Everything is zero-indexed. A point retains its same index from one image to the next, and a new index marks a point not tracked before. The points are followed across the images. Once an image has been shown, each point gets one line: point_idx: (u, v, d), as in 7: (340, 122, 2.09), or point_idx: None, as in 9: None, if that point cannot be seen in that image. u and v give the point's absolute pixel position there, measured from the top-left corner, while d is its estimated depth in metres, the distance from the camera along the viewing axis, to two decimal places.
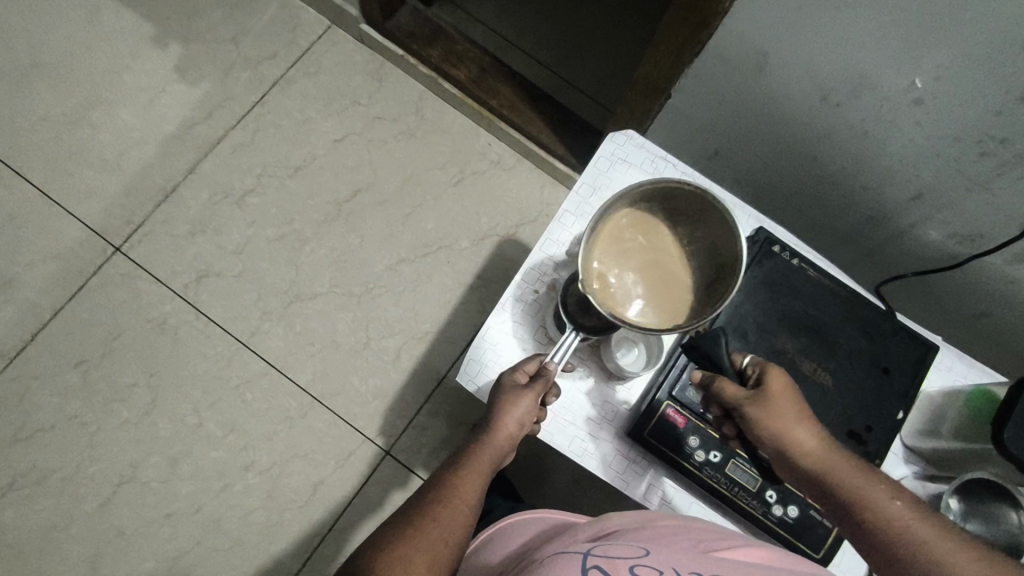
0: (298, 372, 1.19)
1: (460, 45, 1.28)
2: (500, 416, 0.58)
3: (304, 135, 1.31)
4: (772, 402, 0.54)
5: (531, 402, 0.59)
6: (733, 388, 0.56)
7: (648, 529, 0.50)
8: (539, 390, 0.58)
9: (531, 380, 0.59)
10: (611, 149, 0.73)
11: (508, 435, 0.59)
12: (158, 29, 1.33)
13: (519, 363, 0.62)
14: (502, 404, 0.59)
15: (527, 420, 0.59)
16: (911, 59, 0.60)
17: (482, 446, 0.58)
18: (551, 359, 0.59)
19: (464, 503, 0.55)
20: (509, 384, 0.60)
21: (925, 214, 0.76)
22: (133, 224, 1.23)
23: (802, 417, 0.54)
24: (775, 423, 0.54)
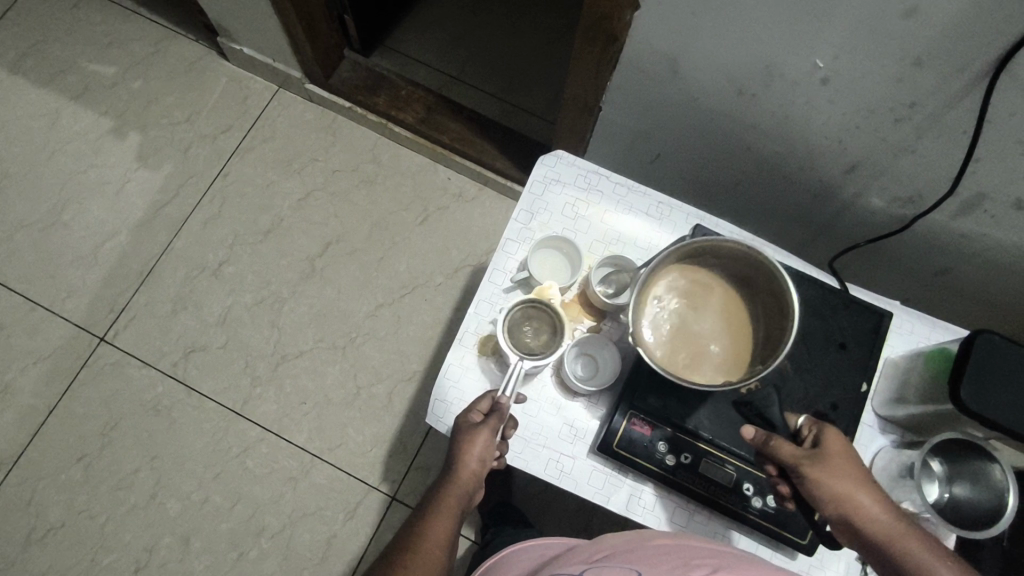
0: (295, 431, 1.21)
1: (403, 88, 1.31)
2: (460, 458, 0.60)
3: (269, 199, 1.34)
4: (828, 456, 0.54)
5: (490, 437, 0.60)
6: (790, 447, 0.56)
7: (641, 544, 0.49)
8: (495, 427, 0.60)
9: (485, 418, 0.61)
10: (543, 171, 0.74)
11: (470, 473, 0.60)
12: (115, 121, 1.38)
13: (473, 403, 0.63)
14: (461, 446, 0.60)
15: (488, 455, 0.61)
16: (807, 42, 0.62)
17: (448, 490, 0.60)
18: (501, 395, 0.60)
19: (433, 550, 0.57)
20: (465, 424, 0.61)
21: (863, 186, 0.77)
22: (115, 312, 1.26)
23: (862, 480, 0.53)
24: (831, 483, 0.53)
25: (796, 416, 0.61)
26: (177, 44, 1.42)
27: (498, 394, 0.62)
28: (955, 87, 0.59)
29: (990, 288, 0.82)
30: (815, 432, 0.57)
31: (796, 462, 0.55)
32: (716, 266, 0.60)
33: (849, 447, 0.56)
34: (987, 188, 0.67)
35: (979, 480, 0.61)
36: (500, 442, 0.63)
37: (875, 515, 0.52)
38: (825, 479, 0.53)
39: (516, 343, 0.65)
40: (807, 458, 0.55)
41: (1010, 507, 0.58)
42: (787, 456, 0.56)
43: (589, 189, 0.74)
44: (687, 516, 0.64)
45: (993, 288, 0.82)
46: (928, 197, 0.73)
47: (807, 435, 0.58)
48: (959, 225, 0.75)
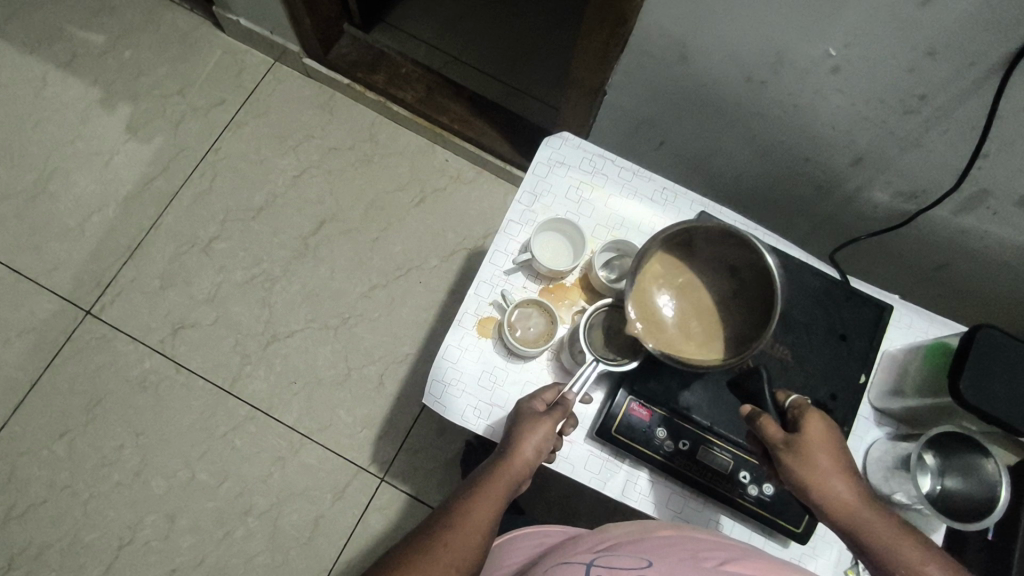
0: (285, 411, 1.19)
1: (403, 67, 1.29)
2: (517, 443, 0.57)
3: (262, 175, 1.32)
4: (808, 443, 0.53)
5: (548, 429, 0.58)
6: (772, 430, 0.54)
7: (644, 535, 0.50)
8: (555, 417, 0.58)
9: (548, 409, 0.59)
10: (548, 153, 0.73)
11: (525, 461, 0.57)
12: (105, 91, 1.34)
13: (538, 391, 0.62)
14: (520, 432, 0.58)
15: (544, 449, 0.58)
16: (819, 30, 0.61)
17: (501, 469, 0.57)
18: (570, 390, 0.60)
19: (477, 527, 0.54)
20: (528, 411, 0.60)
21: (867, 178, 0.77)
22: (102, 286, 1.23)
23: (839, 470, 0.52)
24: (808, 473, 0.53)
25: (786, 395, 0.59)
26: (170, 13, 1.39)
27: (565, 389, 0.61)
28: (966, 81, 0.58)
29: (987, 284, 0.83)
30: (797, 412, 0.55)
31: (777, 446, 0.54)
32: (704, 249, 0.59)
33: (831, 431, 0.54)
34: (991, 184, 0.67)
35: (971, 473, 0.61)
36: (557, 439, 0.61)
37: (849, 504, 0.52)
38: (802, 469, 0.53)
39: (521, 338, 0.66)
40: (787, 444, 0.54)
41: (1002, 501, 0.58)
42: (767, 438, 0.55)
43: (594, 172, 0.73)
44: (683, 502, 0.64)
45: (990, 284, 0.82)
46: (932, 191, 0.73)
47: (789, 412, 0.56)
48: (961, 221, 0.75)
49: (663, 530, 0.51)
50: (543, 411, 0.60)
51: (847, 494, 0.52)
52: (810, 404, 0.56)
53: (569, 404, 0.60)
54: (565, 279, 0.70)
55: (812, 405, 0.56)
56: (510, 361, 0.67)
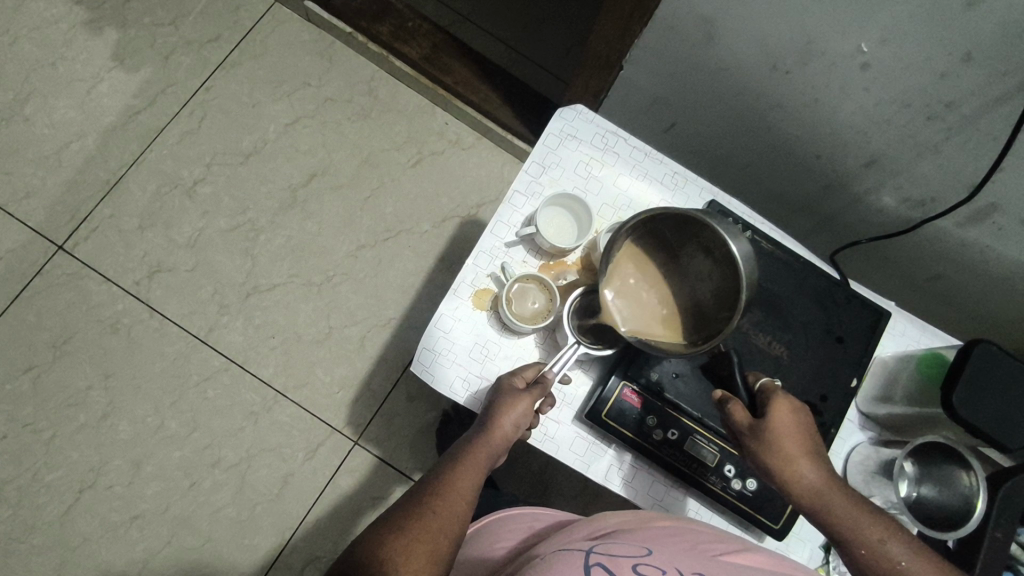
0: (261, 366, 1.17)
1: (410, 21, 1.24)
2: (497, 419, 0.57)
3: (254, 120, 1.26)
4: (775, 431, 0.55)
5: (528, 405, 0.58)
6: (741, 419, 0.56)
7: (642, 525, 0.50)
8: (536, 396, 0.58)
9: (528, 387, 0.59)
10: (560, 125, 0.71)
11: (504, 436, 0.57)
12: (91, 14, 1.26)
13: (518, 370, 0.61)
14: (501, 405, 0.57)
15: (522, 425, 0.58)
16: (856, 24, 0.59)
17: (480, 442, 0.57)
18: (550, 369, 0.60)
19: (460, 500, 0.53)
20: (507, 387, 0.59)
21: (878, 181, 0.76)
22: (76, 220, 1.18)
23: (804, 455, 0.55)
24: (776, 462, 0.55)
25: (756, 377, 0.60)
26: None
27: (545, 368, 0.61)
28: (997, 89, 0.57)
29: (979, 299, 0.83)
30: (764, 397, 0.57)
31: (747, 436, 0.56)
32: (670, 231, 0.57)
33: (797, 416, 0.56)
34: (1000, 199, 0.67)
35: (948, 484, 0.61)
36: (534, 417, 0.61)
37: (818, 492, 0.54)
38: (771, 458, 0.55)
39: (530, 315, 0.65)
40: (755, 434, 0.55)
41: (977, 513, 0.59)
42: (738, 428, 0.57)
43: (605, 150, 0.71)
44: (664, 490, 0.64)
45: (981, 299, 0.83)
46: (941, 200, 0.72)
47: (758, 397, 0.58)
48: (963, 233, 0.75)
49: (659, 521, 0.51)
50: (523, 388, 0.59)
51: (815, 482, 0.54)
52: (778, 389, 0.57)
53: (549, 383, 0.60)
54: (566, 256, 0.68)
55: (780, 389, 0.58)
56: (504, 336, 0.66)
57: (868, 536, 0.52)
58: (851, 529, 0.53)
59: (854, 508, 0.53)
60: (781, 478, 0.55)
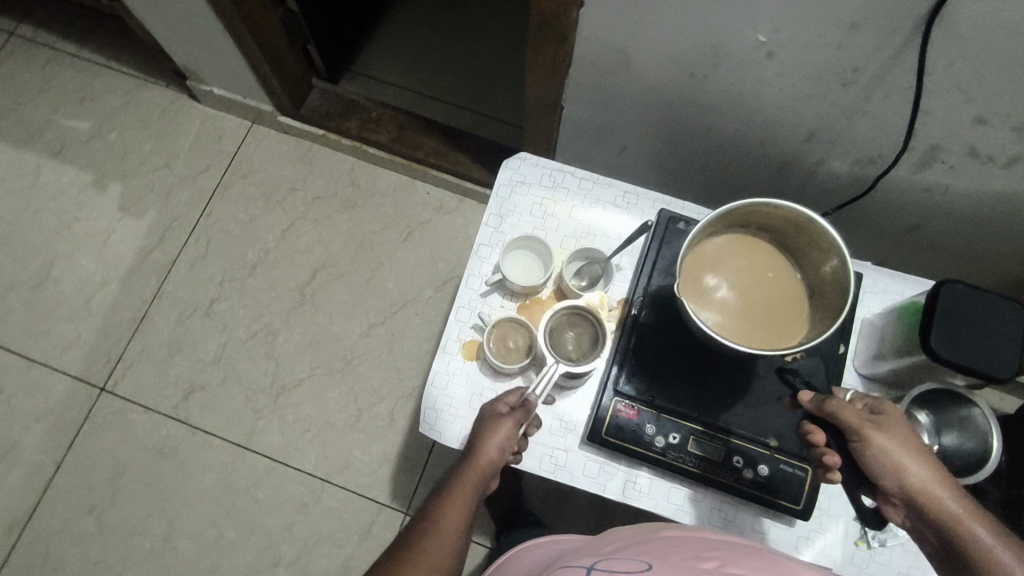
0: (302, 459, 1.21)
1: (374, 111, 1.34)
2: (479, 447, 0.61)
3: (253, 233, 1.36)
4: (885, 424, 0.55)
5: (510, 429, 0.62)
6: (854, 411, 0.57)
7: (650, 537, 0.51)
8: (517, 419, 0.61)
9: (511, 410, 0.62)
10: (509, 174, 0.76)
11: (489, 463, 0.60)
12: (96, 174, 1.40)
13: (502, 395, 0.64)
14: (483, 433, 0.61)
15: (508, 448, 0.61)
16: (747, 19, 0.63)
17: (466, 473, 0.60)
18: (533, 393, 0.62)
19: (453, 527, 0.57)
20: (490, 413, 0.63)
21: (824, 150, 0.78)
22: (113, 360, 1.27)
23: (916, 450, 0.53)
24: (894, 448, 0.53)
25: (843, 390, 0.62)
26: (149, 91, 1.45)
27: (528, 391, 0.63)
28: (891, 46, 0.60)
29: (963, 236, 0.83)
30: (872, 403, 0.57)
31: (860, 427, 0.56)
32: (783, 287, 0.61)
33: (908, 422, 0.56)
34: (939, 140, 0.69)
35: (966, 428, 0.61)
36: (521, 439, 0.64)
37: (935, 488, 0.51)
38: (890, 446, 0.54)
39: (514, 356, 0.69)
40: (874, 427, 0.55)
41: (996, 452, 0.59)
42: (849, 421, 0.56)
43: (554, 187, 0.75)
44: (681, 497, 0.64)
45: (965, 237, 0.83)
46: (887, 155, 0.74)
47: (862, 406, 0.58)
48: (921, 179, 0.76)
49: (669, 531, 0.53)
50: (506, 412, 0.63)
51: (931, 479, 0.52)
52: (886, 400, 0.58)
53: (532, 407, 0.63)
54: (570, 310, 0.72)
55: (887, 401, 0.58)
56: (497, 381, 0.69)
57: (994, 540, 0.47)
58: (973, 529, 0.48)
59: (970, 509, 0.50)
60: (890, 465, 0.53)
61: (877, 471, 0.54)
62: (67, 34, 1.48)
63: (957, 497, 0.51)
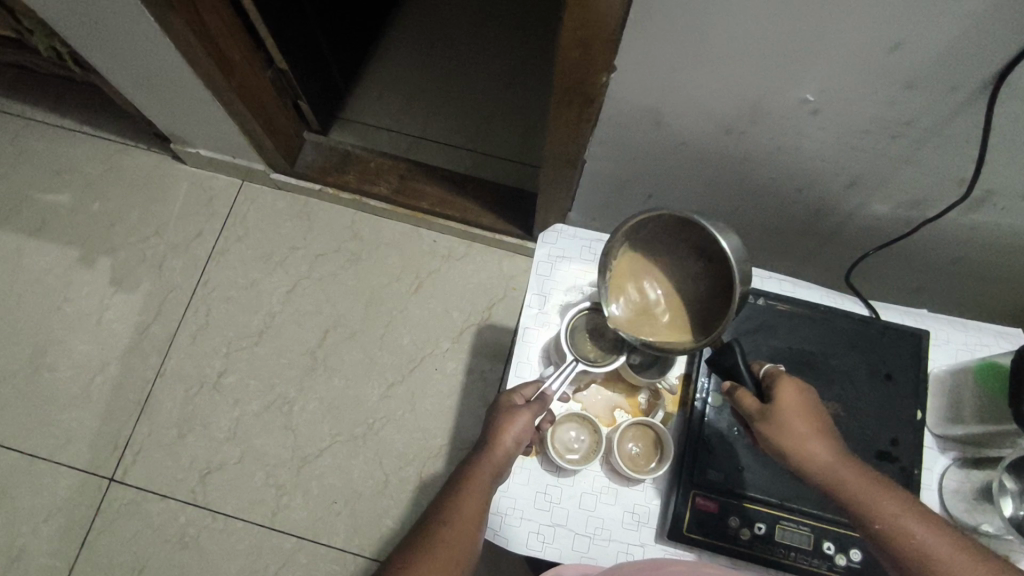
0: (333, 534, 1.15)
1: (373, 162, 1.30)
2: (497, 435, 0.59)
3: (256, 297, 1.30)
4: (784, 416, 0.56)
5: (527, 420, 0.60)
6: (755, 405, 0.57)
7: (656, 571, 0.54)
8: (534, 410, 0.60)
9: (528, 403, 0.61)
10: (546, 250, 0.74)
11: (506, 451, 0.59)
12: (82, 249, 1.32)
13: (518, 388, 0.64)
14: (500, 422, 0.60)
15: (525, 440, 0.60)
16: (795, 81, 0.60)
17: (481, 461, 0.59)
18: (550, 386, 0.63)
19: (472, 517, 0.56)
20: (507, 404, 0.62)
21: (867, 196, 0.75)
22: (120, 448, 1.20)
23: (817, 437, 0.55)
24: (795, 442, 0.55)
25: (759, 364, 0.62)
26: (130, 156, 1.38)
27: (545, 386, 0.64)
28: (953, 101, 0.58)
29: (1009, 267, 0.81)
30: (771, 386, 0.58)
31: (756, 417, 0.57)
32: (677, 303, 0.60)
33: (804, 397, 0.57)
34: (994, 184, 0.67)
35: None
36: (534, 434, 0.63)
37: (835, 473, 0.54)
38: (791, 439, 0.55)
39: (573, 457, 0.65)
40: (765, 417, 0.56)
41: None
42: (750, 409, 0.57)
43: (596, 259, 0.74)
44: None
45: (1012, 265, 0.81)
46: (936, 199, 0.72)
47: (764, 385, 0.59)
48: (970, 219, 0.74)
49: (675, 566, 0.55)
50: (523, 404, 0.62)
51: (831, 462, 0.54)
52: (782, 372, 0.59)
53: (548, 401, 0.62)
54: (639, 400, 0.68)
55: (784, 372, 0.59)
56: (561, 478, 0.65)
57: (884, 503, 0.52)
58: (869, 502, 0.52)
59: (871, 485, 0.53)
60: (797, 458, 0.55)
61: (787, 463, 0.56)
62: (37, 104, 1.40)
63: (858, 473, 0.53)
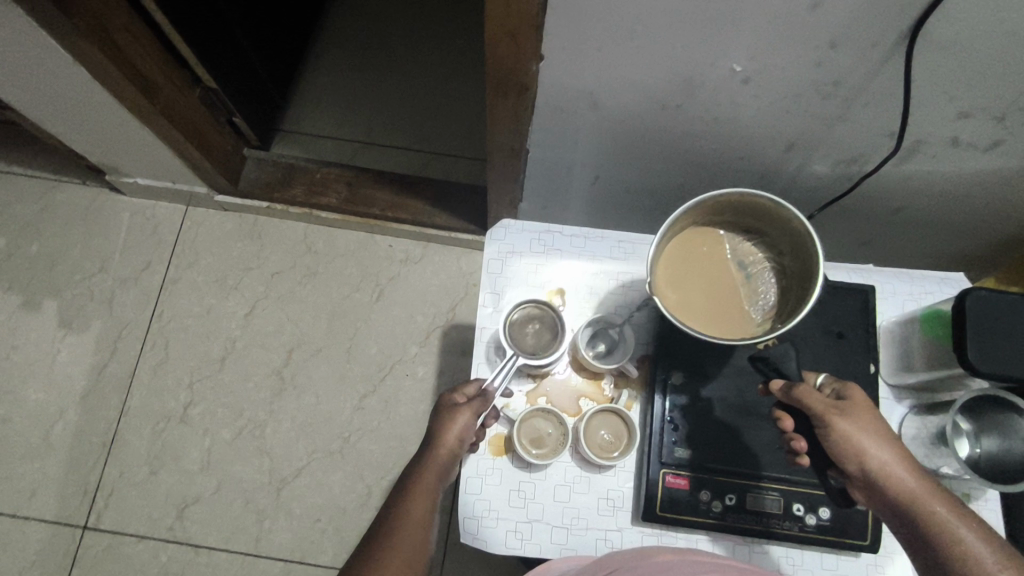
0: (321, 553, 1.14)
1: (319, 173, 1.28)
2: (439, 436, 0.60)
3: (214, 324, 1.27)
4: (854, 412, 0.55)
5: (468, 417, 0.61)
6: (819, 398, 0.56)
7: (643, 561, 0.53)
8: (475, 406, 0.60)
9: (468, 400, 0.61)
10: (496, 246, 0.74)
11: (449, 450, 0.59)
12: (25, 294, 1.27)
13: (459, 386, 0.64)
14: (441, 422, 0.60)
15: (466, 438, 0.61)
16: (722, 51, 0.60)
17: (426, 462, 0.58)
18: (492, 383, 0.62)
19: (420, 519, 0.55)
20: (447, 403, 0.62)
21: (806, 157, 0.76)
22: (90, 494, 1.17)
23: (883, 437, 0.54)
24: (859, 437, 0.54)
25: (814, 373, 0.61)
26: (64, 193, 1.33)
27: (487, 382, 0.63)
28: (874, 58, 0.59)
29: (946, 212, 0.84)
30: (838, 388, 0.57)
31: (825, 413, 0.55)
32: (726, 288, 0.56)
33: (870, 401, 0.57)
34: (924, 134, 0.68)
35: (1010, 433, 0.61)
36: (478, 429, 0.63)
37: (896, 470, 0.53)
38: (855, 432, 0.54)
39: (537, 454, 0.65)
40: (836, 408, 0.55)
41: None
42: (815, 406, 0.56)
43: (547, 251, 0.74)
44: (761, 553, 0.63)
45: (947, 211, 0.83)
46: (870, 154, 0.73)
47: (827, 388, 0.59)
48: (905, 170, 0.75)
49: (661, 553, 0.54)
50: (463, 402, 0.62)
51: (892, 460, 0.54)
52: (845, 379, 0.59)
53: (490, 396, 0.63)
54: (603, 387, 0.68)
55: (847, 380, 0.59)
56: (532, 473, 0.65)
57: (947, 509, 0.51)
58: (933, 505, 0.51)
59: (929, 489, 0.52)
60: (862, 452, 0.54)
61: (846, 459, 0.55)
62: None
63: (918, 477, 0.53)
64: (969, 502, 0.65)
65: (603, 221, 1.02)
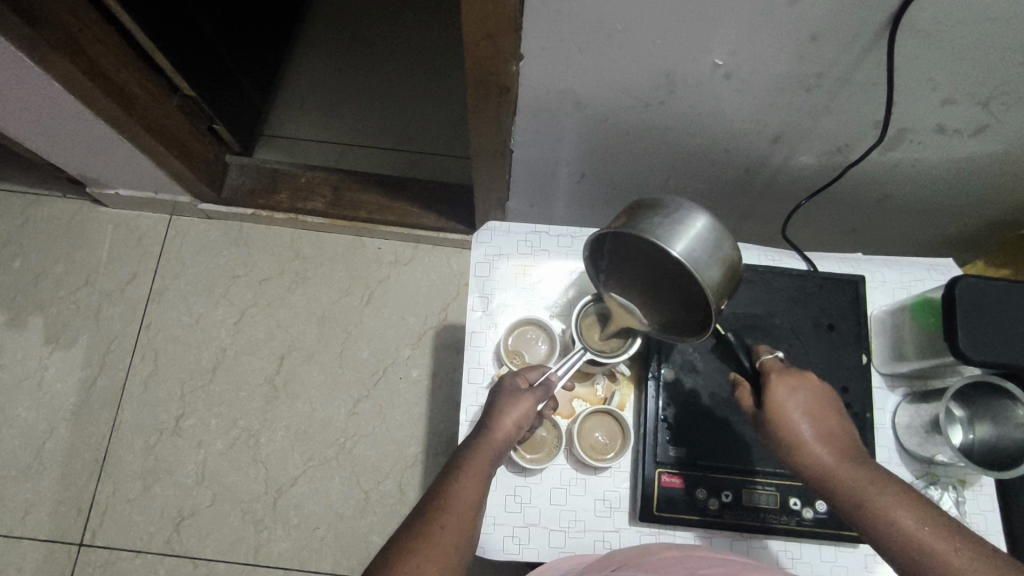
0: (321, 560, 1.13)
1: (303, 177, 1.26)
2: (498, 420, 0.57)
3: (203, 334, 1.25)
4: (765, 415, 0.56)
5: (529, 405, 0.58)
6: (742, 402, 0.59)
7: (647, 560, 0.52)
8: (539, 396, 0.58)
9: (531, 388, 0.59)
10: (483, 250, 0.74)
11: (506, 436, 0.57)
12: (9, 312, 1.25)
13: (521, 370, 0.62)
14: (502, 406, 0.58)
15: (524, 425, 0.58)
16: (702, 47, 0.60)
17: (480, 442, 0.56)
18: (557, 374, 0.61)
19: (469, 503, 0.52)
20: (509, 389, 0.59)
21: (792, 148, 0.75)
22: (85, 511, 1.15)
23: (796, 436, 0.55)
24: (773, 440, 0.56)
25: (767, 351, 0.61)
26: (45, 207, 1.31)
27: (550, 372, 0.62)
28: (855, 50, 0.58)
29: (932, 198, 0.84)
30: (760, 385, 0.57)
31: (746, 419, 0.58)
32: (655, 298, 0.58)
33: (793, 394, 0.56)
34: (909, 123, 0.68)
35: (1000, 420, 0.61)
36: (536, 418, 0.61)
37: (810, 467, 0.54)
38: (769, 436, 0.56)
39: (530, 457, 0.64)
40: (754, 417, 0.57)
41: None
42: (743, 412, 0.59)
43: (534, 252, 0.73)
44: (759, 548, 0.63)
45: (934, 197, 0.83)
46: (855, 143, 0.73)
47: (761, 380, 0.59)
48: (890, 158, 0.75)
49: (666, 551, 0.53)
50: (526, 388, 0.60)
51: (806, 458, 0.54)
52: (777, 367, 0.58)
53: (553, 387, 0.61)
54: (596, 388, 0.68)
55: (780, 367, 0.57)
56: (528, 477, 0.65)
57: (857, 499, 0.51)
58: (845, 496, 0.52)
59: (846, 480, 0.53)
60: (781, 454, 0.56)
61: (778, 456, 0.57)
62: None
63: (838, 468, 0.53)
64: (965, 487, 0.65)
65: (590, 219, 1.02)
